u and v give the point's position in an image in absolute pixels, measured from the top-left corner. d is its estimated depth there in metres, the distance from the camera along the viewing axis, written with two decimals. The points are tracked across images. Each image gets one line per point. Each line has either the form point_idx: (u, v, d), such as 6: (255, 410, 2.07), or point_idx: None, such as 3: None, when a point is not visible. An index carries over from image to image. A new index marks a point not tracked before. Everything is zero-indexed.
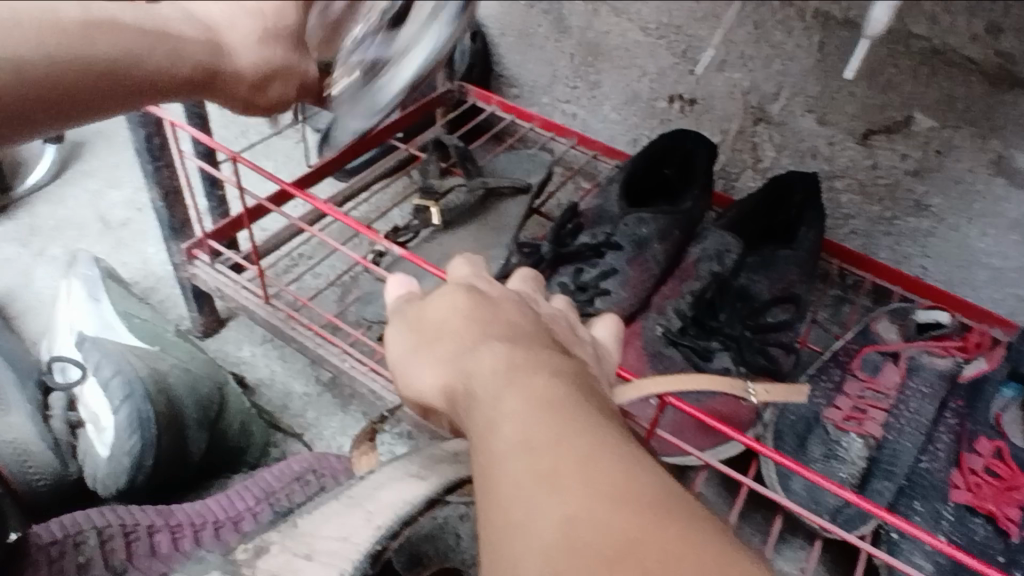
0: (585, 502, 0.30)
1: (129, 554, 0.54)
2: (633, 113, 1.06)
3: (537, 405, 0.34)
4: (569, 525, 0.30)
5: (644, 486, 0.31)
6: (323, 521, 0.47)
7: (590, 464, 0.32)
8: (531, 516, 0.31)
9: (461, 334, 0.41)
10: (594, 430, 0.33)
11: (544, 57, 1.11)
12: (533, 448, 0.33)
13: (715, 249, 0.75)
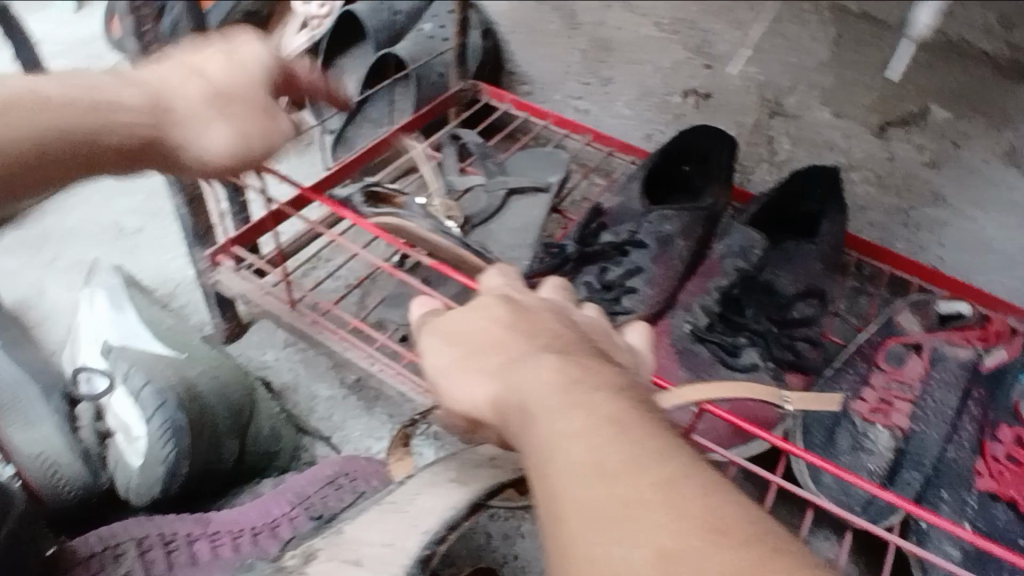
0: (674, 531, 0.29)
1: (170, 564, 0.54)
2: (647, 108, 1.03)
3: (604, 424, 0.34)
4: (663, 557, 0.28)
5: (720, 508, 0.30)
6: (366, 526, 0.48)
7: (670, 488, 0.31)
8: (611, 544, 0.29)
9: (507, 349, 0.40)
10: (665, 450, 0.33)
11: (554, 55, 1.11)
12: (606, 472, 0.32)
13: (740, 245, 0.76)
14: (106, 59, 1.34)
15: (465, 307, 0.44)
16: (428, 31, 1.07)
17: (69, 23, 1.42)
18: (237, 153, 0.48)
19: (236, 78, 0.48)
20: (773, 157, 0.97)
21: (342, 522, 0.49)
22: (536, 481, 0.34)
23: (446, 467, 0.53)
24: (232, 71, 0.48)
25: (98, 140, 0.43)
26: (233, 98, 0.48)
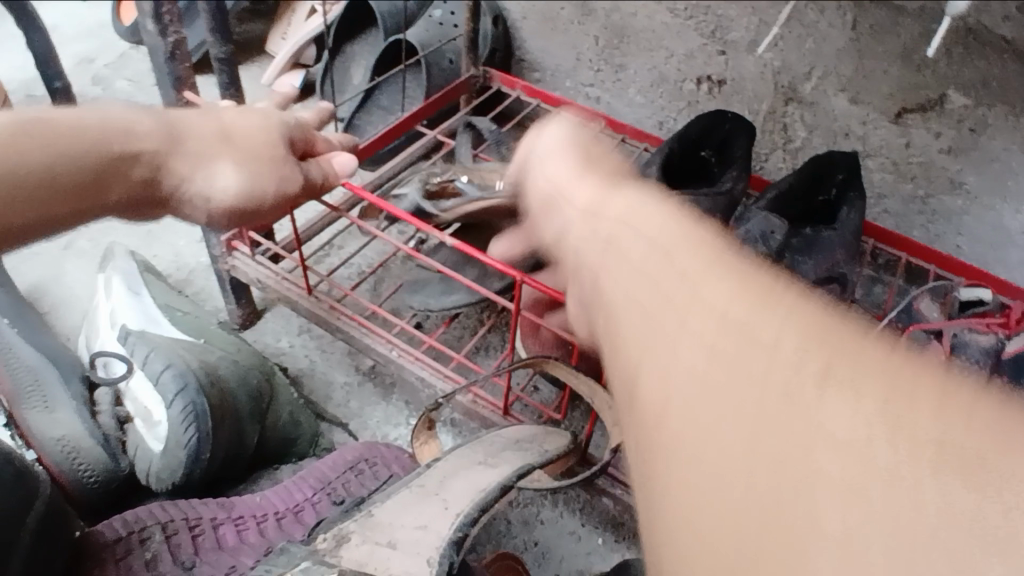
0: (819, 328, 0.26)
1: (196, 548, 0.54)
2: (660, 95, 1.03)
3: (704, 241, 0.32)
4: (807, 347, 0.26)
5: (835, 329, 0.26)
6: (399, 511, 0.48)
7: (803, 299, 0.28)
8: (741, 344, 0.27)
9: (601, 186, 0.38)
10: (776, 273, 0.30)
11: (568, 41, 1.10)
12: (725, 274, 0.29)
13: (760, 231, 0.74)
14: (115, 47, 1.33)
15: (585, 141, 0.43)
16: (438, 17, 1.06)
17: (77, 12, 1.42)
18: (248, 196, 0.47)
19: (254, 127, 0.48)
20: (788, 145, 0.96)
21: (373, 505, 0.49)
22: (605, 287, 0.32)
23: (474, 451, 0.53)
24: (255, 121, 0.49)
25: (105, 171, 0.42)
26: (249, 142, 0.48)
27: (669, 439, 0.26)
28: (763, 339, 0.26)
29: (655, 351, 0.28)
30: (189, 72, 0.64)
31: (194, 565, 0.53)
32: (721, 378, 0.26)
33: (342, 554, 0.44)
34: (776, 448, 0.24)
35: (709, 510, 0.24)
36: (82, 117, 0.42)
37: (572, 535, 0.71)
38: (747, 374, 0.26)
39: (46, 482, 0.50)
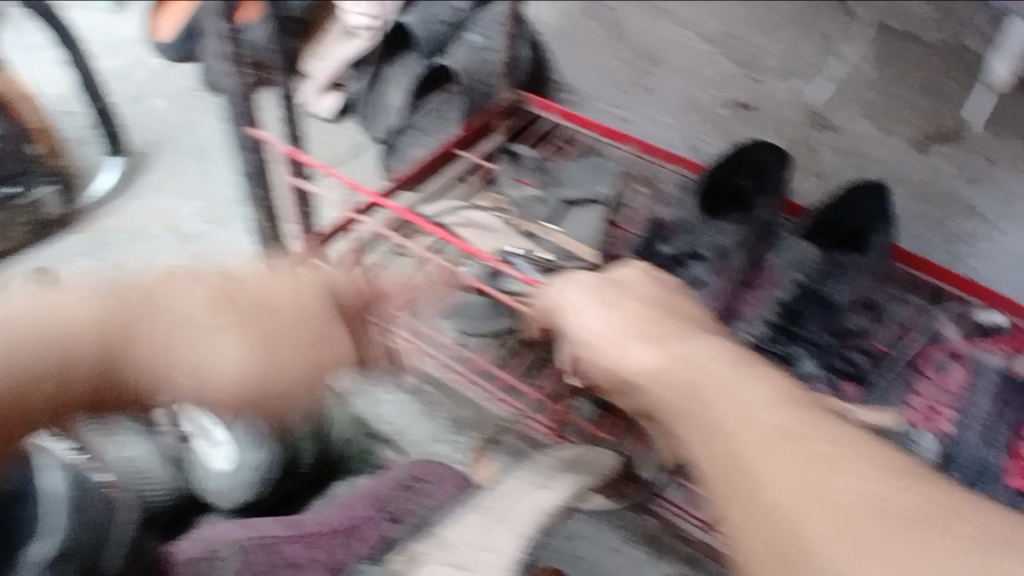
0: (832, 461, 0.48)
1: (271, 565, 0.57)
2: (692, 119, 1.07)
3: (762, 396, 0.52)
4: (826, 474, 0.47)
5: (840, 462, 0.48)
6: (469, 533, 0.50)
7: (813, 436, 0.49)
8: (783, 470, 0.48)
9: (669, 332, 0.58)
10: (798, 411, 0.51)
11: (601, 63, 1.13)
12: (769, 422, 0.50)
13: (797, 258, 0.78)
14: (150, 63, 1.29)
15: (620, 304, 0.61)
16: (475, 41, 1.09)
17: (107, 24, 1.38)
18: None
19: None
20: (818, 170, 0.98)
21: (440, 530, 0.51)
22: (705, 436, 0.52)
23: (530, 474, 0.56)
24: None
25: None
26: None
27: (776, 496, 0.47)
28: (803, 432, 0.50)
29: (753, 451, 0.49)
30: (256, 108, 0.66)
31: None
32: (783, 489, 0.47)
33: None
34: (836, 488, 0.46)
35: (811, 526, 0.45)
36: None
37: None
38: (807, 456, 0.48)
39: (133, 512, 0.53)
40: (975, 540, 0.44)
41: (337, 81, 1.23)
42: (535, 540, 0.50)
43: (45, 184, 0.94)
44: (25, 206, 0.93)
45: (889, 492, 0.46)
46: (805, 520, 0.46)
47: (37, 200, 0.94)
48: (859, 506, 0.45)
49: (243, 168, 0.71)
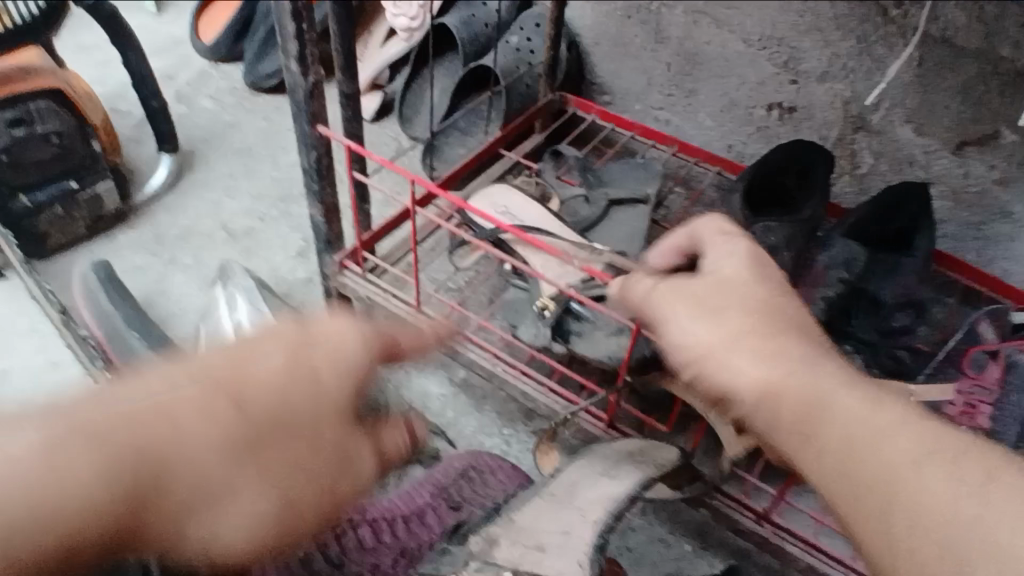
0: (969, 490, 0.38)
1: (343, 546, 0.58)
2: (729, 119, 1.08)
3: (860, 397, 0.43)
4: (968, 513, 0.38)
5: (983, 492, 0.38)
6: (538, 518, 0.52)
7: (942, 457, 0.40)
8: (916, 504, 0.39)
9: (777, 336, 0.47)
10: (910, 424, 0.41)
11: (640, 66, 1.15)
12: (882, 440, 0.41)
13: (843, 257, 0.79)
14: (196, 63, 1.34)
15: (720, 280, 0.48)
16: (516, 44, 1.08)
17: (159, 26, 1.43)
18: (301, 502, 0.43)
19: (337, 350, 0.46)
20: (853, 171, 1.00)
21: (511, 512, 0.53)
22: (785, 425, 0.44)
23: (596, 460, 0.58)
24: (304, 375, 0.44)
25: (142, 542, 0.38)
26: (298, 436, 0.43)
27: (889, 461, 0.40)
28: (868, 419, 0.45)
29: (879, 470, 0.40)
30: (322, 107, 0.69)
31: (342, 562, 0.57)
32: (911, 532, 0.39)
33: (495, 558, 0.49)
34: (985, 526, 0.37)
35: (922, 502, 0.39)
36: (151, 519, 0.38)
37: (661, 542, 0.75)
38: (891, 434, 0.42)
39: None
40: None
41: (377, 81, 1.24)
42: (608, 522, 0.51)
43: (104, 180, 1.00)
44: (86, 200, 0.99)
45: None
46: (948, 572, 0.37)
47: (97, 194, 1.00)
48: (985, 514, 0.38)
49: (304, 165, 0.74)
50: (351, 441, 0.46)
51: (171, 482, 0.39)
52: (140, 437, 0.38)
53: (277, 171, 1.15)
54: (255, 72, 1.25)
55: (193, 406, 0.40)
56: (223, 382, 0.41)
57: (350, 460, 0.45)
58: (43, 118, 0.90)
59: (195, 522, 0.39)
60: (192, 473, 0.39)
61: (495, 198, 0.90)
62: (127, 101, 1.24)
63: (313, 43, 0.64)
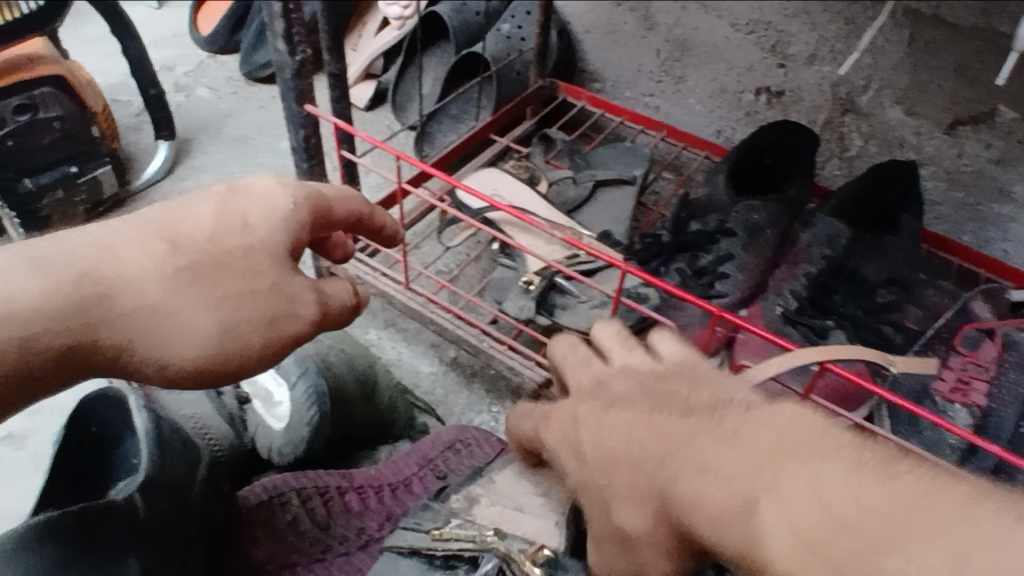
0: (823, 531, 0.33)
1: (328, 513, 0.61)
2: (720, 104, 1.08)
3: (700, 458, 0.37)
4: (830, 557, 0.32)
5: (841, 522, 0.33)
6: (518, 479, 0.54)
7: (793, 503, 0.34)
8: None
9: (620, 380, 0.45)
10: (756, 471, 0.36)
11: (629, 53, 1.16)
12: (733, 509, 0.35)
13: (825, 235, 0.82)
14: (193, 54, 1.36)
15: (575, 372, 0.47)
16: (506, 31, 1.09)
17: (158, 18, 1.45)
18: (245, 333, 0.43)
19: (266, 214, 0.45)
20: (844, 153, 1.00)
21: (492, 473, 0.55)
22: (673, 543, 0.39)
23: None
24: (239, 234, 0.43)
25: (94, 356, 0.40)
26: (238, 266, 0.43)
27: (750, 519, 0.35)
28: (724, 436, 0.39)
29: (748, 546, 0.35)
30: (310, 86, 0.71)
31: (329, 527, 0.60)
32: None
33: (477, 515, 0.52)
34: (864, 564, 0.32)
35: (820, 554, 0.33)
36: (99, 328, 0.39)
37: None
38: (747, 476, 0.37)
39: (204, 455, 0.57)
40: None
41: (370, 71, 1.25)
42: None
43: (104, 166, 1.02)
44: (85, 184, 1.01)
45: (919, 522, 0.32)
46: None
47: (95, 178, 1.02)
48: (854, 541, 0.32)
49: (293, 145, 0.76)
50: (291, 283, 0.44)
51: (109, 325, 0.39)
52: (76, 259, 0.39)
53: (272, 158, 1.16)
54: (252, 62, 1.27)
55: (140, 257, 0.41)
56: (159, 228, 0.42)
57: (289, 296, 0.44)
58: (46, 103, 0.92)
59: (143, 331, 0.40)
60: (130, 297, 0.40)
61: (486, 179, 0.91)
62: (128, 90, 1.25)
63: (299, 23, 0.66)
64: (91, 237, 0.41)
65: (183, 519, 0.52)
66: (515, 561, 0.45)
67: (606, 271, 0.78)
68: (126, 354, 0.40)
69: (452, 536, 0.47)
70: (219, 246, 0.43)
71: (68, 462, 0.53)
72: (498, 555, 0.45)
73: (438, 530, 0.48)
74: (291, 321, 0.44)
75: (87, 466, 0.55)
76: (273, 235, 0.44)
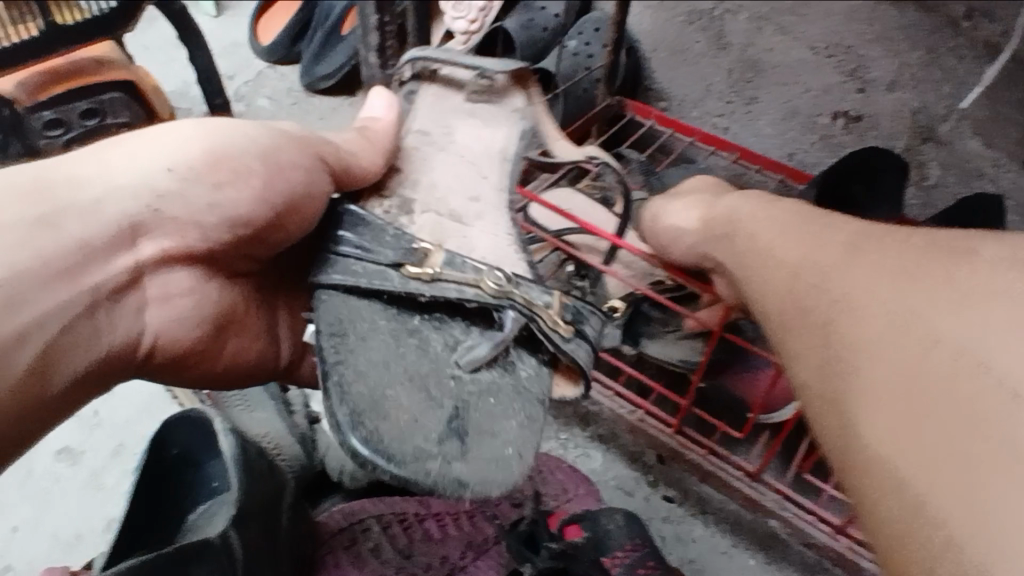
0: (847, 303, 0.43)
1: (409, 540, 0.61)
2: (792, 127, 1.07)
3: (785, 230, 0.51)
4: (837, 308, 0.43)
5: (844, 307, 0.43)
6: (447, 175, 0.58)
7: (819, 288, 0.45)
8: (785, 303, 0.47)
9: (662, 212, 0.63)
10: (820, 258, 0.47)
11: (700, 71, 1.14)
12: (782, 262, 0.49)
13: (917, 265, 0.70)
14: (254, 64, 1.36)
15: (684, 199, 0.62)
16: (574, 48, 1.11)
17: (222, 29, 1.46)
18: (222, 135, 0.46)
19: (223, 122, 0.47)
20: (921, 181, 0.99)
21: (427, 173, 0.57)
22: (738, 253, 0.54)
23: (454, 95, 0.62)
24: (199, 130, 0.45)
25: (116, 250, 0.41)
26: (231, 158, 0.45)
27: (795, 272, 0.47)
28: (775, 261, 0.50)
29: (774, 268, 0.49)
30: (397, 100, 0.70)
31: (411, 554, 0.60)
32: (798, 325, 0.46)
33: (421, 233, 0.54)
34: (852, 317, 0.42)
35: (884, 463, 0.36)
36: (76, 170, 0.40)
37: (724, 555, 0.72)
38: (805, 310, 0.45)
39: (291, 480, 0.56)
40: (956, 369, 0.36)
41: None
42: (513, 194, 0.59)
43: None
44: None
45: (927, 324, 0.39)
46: (791, 337, 0.46)
47: None
48: (851, 309, 0.42)
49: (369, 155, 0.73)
50: (281, 157, 0.48)
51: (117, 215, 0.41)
52: (75, 175, 0.40)
53: None
54: (312, 74, 1.25)
55: (124, 163, 0.42)
56: (129, 146, 0.43)
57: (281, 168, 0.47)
58: (115, 109, 0.92)
59: (123, 164, 0.42)
60: (121, 192, 0.41)
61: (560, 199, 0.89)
62: (189, 100, 1.25)
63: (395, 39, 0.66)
64: (77, 157, 0.41)
65: (275, 552, 0.51)
66: (542, 318, 0.49)
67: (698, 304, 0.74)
68: (126, 196, 0.41)
69: (442, 281, 0.49)
70: (190, 146, 0.44)
71: (154, 487, 0.54)
72: (521, 307, 0.49)
73: (421, 268, 0.49)
74: (283, 168, 0.47)
75: (169, 488, 0.56)
76: (239, 141, 0.46)
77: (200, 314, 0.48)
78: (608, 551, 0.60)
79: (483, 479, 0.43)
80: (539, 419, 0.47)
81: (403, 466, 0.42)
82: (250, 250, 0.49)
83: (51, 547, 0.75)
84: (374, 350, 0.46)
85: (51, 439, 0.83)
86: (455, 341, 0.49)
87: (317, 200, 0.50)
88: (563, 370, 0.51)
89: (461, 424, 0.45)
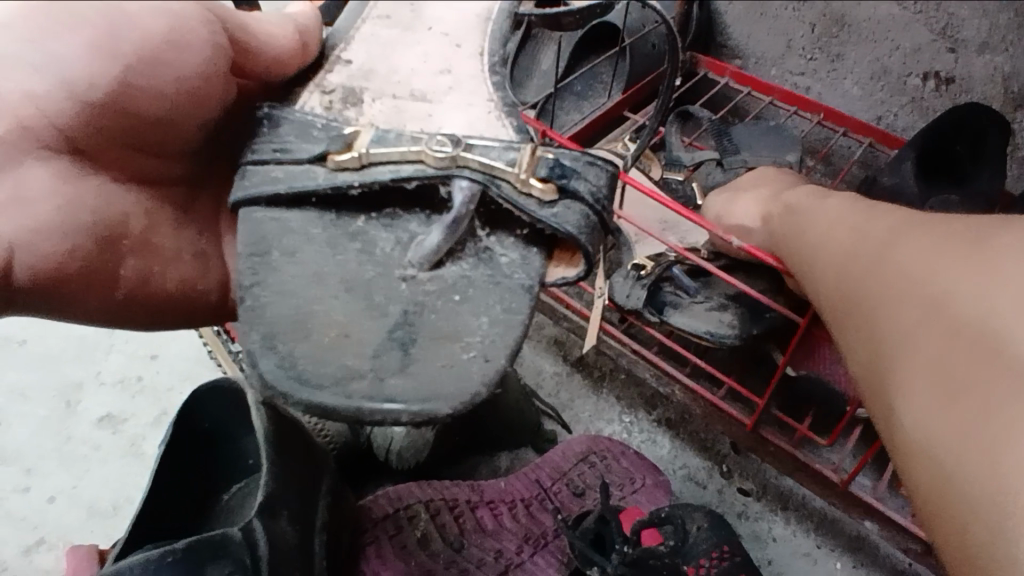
0: (881, 294, 0.44)
1: (460, 529, 0.57)
2: (880, 88, 0.95)
3: (841, 214, 0.52)
4: (871, 298, 0.45)
5: (875, 295, 0.45)
6: (410, 51, 0.49)
7: (856, 275, 0.47)
8: (830, 295, 0.49)
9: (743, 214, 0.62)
10: (858, 245, 0.48)
11: (779, 26, 1.00)
12: (828, 248, 0.50)
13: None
14: None
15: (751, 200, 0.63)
16: None
17: None
18: None
19: None
20: None
21: (382, 57, 0.49)
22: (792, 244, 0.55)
23: None
24: None
25: None
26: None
27: (840, 263, 0.48)
28: (822, 253, 0.51)
29: (821, 253, 0.51)
30: None
31: (461, 546, 0.56)
32: (842, 317, 0.47)
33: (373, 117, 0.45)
34: (881, 310, 0.44)
35: (935, 455, 0.38)
36: None
37: (808, 557, 0.65)
38: (846, 304, 0.47)
39: (331, 467, 0.52)
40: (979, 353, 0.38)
41: None
42: (495, 60, 0.50)
43: None
44: None
45: (954, 306, 0.40)
46: (841, 331, 0.48)
47: None
48: (884, 300, 0.44)
49: None
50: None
51: None
52: None
53: None
54: None
55: None
56: None
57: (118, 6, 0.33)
58: None
59: None
60: None
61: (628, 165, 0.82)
62: None
63: None
64: None
65: (308, 543, 0.46)
66: (505, 181, 0.39)
67: (753, 268, 0.65)
68: None
69: (377, 158, 0.39)
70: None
71: (187, 459, 0.50)
72: (475, 174, 0.39)
73: (351, 150, 0.40)
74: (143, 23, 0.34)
75: (207, 462, 0.52)
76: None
77: (72, 221, 0.39)
78: (691, 561, 0.57)
79: (422, 394, 0.35)
80: (519, 316, 0.38)
81: (321, 391, 0.34)
82: (136, 139, 0.40)
83: (87, 515, 0.72)
84: (302, 262, 0.39)
85: (92, 404, 0.79)
86: (410, 236, 0.41)
87: (199, 55, 0.37)
88: (560, 251, 0.41)
89: (406, 332, 0.37)
